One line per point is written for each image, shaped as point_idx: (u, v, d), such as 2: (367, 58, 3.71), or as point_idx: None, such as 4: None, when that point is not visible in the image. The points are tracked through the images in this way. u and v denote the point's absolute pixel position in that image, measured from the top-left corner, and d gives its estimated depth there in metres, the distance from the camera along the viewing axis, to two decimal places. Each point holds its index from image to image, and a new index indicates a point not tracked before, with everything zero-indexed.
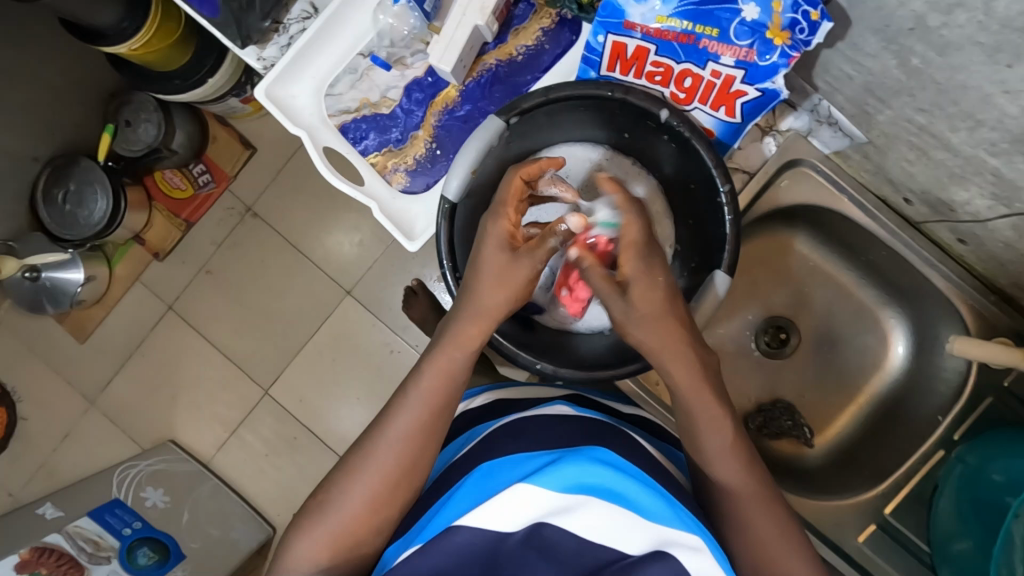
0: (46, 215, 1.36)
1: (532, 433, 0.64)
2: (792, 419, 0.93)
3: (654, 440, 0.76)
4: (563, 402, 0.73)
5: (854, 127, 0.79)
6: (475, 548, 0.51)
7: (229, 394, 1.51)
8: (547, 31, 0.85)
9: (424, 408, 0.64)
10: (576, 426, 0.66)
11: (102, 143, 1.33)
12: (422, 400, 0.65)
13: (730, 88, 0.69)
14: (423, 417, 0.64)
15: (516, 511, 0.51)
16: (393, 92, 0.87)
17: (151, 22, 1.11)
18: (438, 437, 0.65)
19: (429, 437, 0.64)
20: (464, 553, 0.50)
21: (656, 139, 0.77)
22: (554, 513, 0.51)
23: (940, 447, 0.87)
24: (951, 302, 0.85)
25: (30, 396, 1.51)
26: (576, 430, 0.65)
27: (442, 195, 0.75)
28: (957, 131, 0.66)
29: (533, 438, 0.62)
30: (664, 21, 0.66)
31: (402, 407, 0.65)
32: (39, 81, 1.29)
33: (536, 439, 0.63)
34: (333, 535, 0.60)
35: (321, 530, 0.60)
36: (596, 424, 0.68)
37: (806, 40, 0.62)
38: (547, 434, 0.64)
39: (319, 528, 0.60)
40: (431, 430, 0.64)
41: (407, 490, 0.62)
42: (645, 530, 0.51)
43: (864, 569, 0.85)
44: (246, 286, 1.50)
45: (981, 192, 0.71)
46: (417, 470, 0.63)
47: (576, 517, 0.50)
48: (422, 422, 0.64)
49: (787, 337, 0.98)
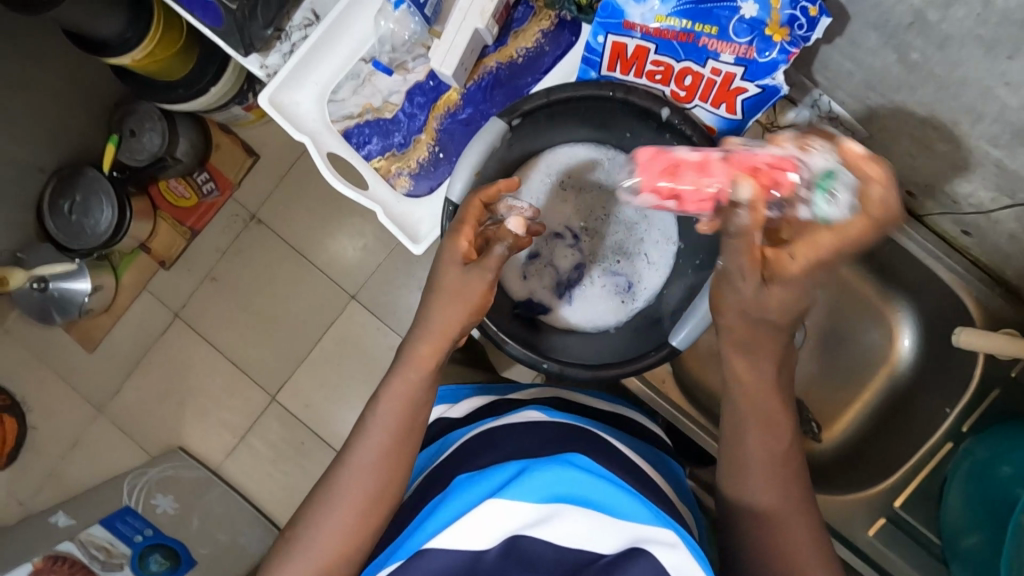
0: (54, 227, 1.37)
1: (505, 442, 0.65)
2: (799, 415, 0.94)
3: (632, 439, 0.78)
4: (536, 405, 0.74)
5: (856, 121, 0.77)
6: (455, 564, 0.53)
7: (235, 400, 1.51)
8: (547, 32, 0.86)
9: (393, 427, 0.66)
10: (545, 430, 0.68)
11: (107, 152, 1.35)
12: (388, 421, 0.67)
13: (730, 85, 0.68)
14: (392, 438, 0.66)
15: (490, 528, 0.54)
16: (395, 97, 0.88)
17: (153, 33, 1.12)
18: (406, 459, 0.67)
19: (398, 457, 0.66)
20: (445, 570, 0.53)
21: (658, 138, 0.77)
22: (530, 524, 0.54)
23: (949, 440, 0.87)
24: (956, 294, 0.85)
25: (40, 406, 1.53)
26: (545, 434, 0.67)
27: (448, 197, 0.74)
28: (959, 125, 0.66)
29: (504, 447, 0.64)
30: (663, 20, 0.67)
31: (375, 420, 0.67)
32: (44, 93, 1.31)
33: (511, 447, 0.65)
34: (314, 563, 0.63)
35: (305, 557, 0.63)
36: (568, 428, 0.69)
37: (805, 35, 0.63)
38: (519, 441, 0.66)
39: (300, 558, 0.63)
40: (400, 447, 0.66)
41: (381, 513, 0.65)
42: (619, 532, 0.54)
43: (877, 563, 0.86)
44: (251, 293, 1.51)
45: (985, 184, 0.71)
46: (390, 490, 0.65)
47: (550, 528, 0.53)
48: (390, 442, 0.66)
49: (792, 334, 0.95)
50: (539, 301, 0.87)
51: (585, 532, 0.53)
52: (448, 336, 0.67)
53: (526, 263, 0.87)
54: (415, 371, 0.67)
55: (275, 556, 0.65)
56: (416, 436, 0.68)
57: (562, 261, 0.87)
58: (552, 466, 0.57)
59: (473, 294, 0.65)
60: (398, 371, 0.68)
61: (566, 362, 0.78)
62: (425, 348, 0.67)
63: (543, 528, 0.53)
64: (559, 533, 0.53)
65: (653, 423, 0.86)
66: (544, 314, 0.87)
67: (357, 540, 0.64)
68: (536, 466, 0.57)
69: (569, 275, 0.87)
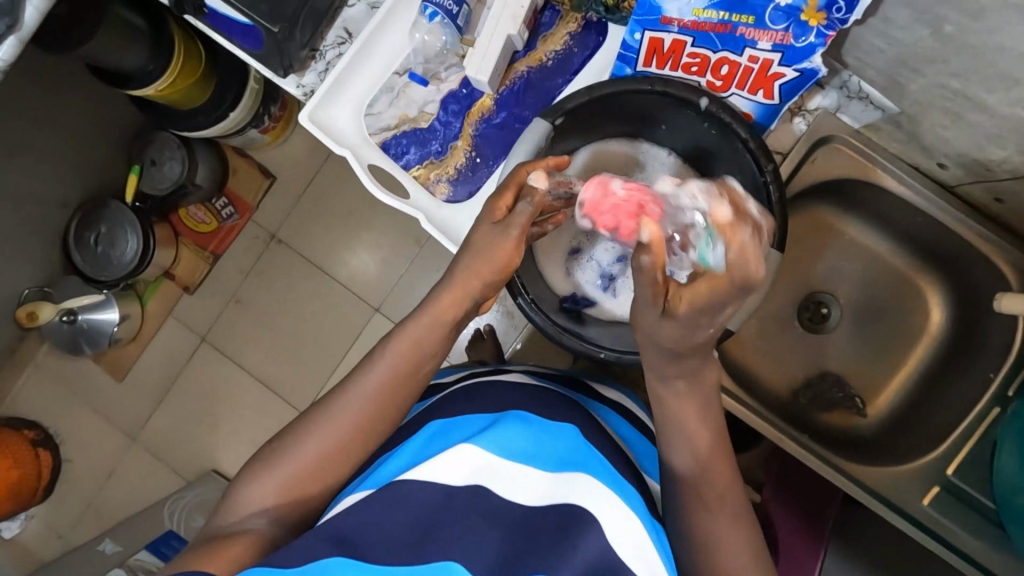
0: (79, 258, 1.40)
1: (487, 399, 0.71)
2: (842, 391, 0.99)
3: (607, 413, 0.80)
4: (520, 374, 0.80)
5: (884, 97, 0.81)
6: (421, 497, 0.57)
7: (265, 420, 1.52)
8: (574, 34, 0.88)
9: (397, 369, 0.68)
10: (525, 393, 0.73)
11: (130, 182, 1.40)
12: (391, 364, 0.68)
13: (768, 71, 0.71)
14: (390, 381, 0.68)
15: (461, 468, 0.59)
16: (430, 106, 0.90)
17: (174, 63, 1.14)
18: (400, 403, 0.68)
19: (390, 400, 0.67)
20: (411, 500, 0.56)
21: (693, 127, 0.80)
22: (497, 472, 0.59)
23: (996, 405, 0.88)
24: (991, 261, 0.87)
25: (73, 438, 1.56)
26: (525, 397, 0.72)
27: None
28: (993, 92, 0.68)
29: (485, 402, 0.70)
30: (700, 13, 0.70)
31: (376, 362, 0.69)
32: (71, 128, 1.34)
33: (490, 404, 0.70)
34: (286, 479, 0.64)
35: (270, 477, 0.64)
36: (550, 395, 0.74)
37: (843, 18, 0.65)
38: (497, 401, 0.71)
39: (273, 473, 0.64)
40: (397, 391, 0.68)
41: (359, 450, 0.66)
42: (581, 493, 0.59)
43: (932, 530, 0.88)
44: (277, 312, 1.53)
45: (1019, 149, 0.73)
46: (375, 431, 0.67)
47: (517, 479, 0.59)
48: (387, 385, 0.67)
49: (828, 311, 1.01)
50: (583, 295, 0.90)
51: (543, 488, 0.59)
52: (468, 295, 0.70)
53: (568, 258, 0.91)
54: (428, 328, 0.69)
55: (243, 471, 0.66)
56: (415, 386, 0.69)
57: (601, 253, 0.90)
58: (524, 428, 0.64)
59: (496, 254, 0.69)
60: (412, 317, 0.70)
61: (619, 350, 0.80)
62: (446, 299, 0.70)
63: (507, 480, 0.59)
64: (522, 484, 0.59)
65: (646, 418, 0.86)
66: (590, 307, 0.89)
67: (330, 468, 0.65)
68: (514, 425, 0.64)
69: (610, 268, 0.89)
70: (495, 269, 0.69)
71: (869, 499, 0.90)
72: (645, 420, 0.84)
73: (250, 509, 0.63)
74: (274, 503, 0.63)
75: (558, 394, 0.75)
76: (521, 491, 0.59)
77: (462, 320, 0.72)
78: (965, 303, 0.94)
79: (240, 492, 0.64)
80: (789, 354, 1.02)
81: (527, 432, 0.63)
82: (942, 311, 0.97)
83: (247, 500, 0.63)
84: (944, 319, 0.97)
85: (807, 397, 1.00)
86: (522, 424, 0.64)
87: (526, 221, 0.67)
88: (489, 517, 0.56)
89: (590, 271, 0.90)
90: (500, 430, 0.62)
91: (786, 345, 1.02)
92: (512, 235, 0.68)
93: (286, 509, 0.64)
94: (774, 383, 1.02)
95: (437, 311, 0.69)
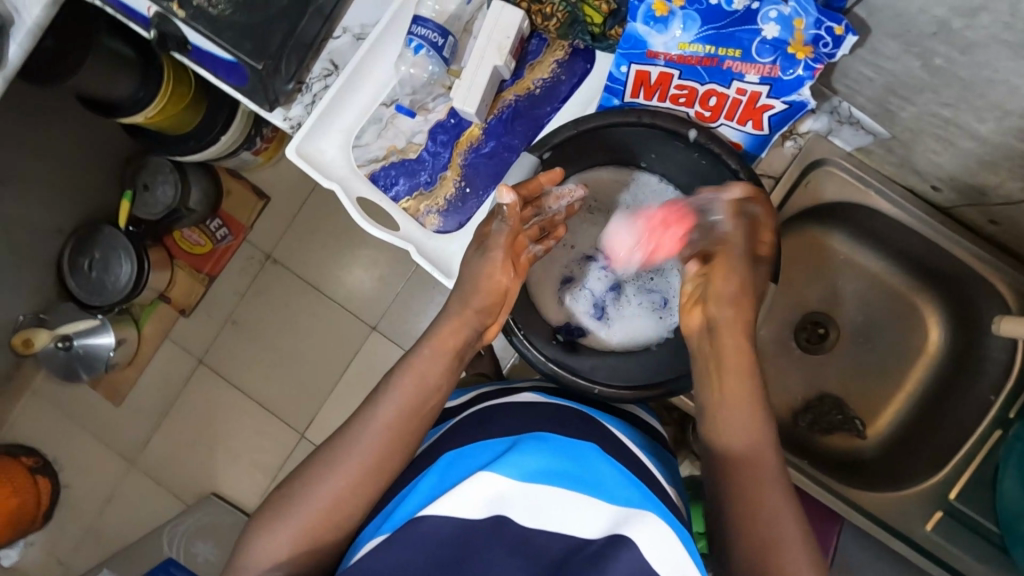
0: (74, 284, 1.40)
1: (499, 420, 0.69)
2: (842, 414, 0.98)
3: (640, 439, 0.75)
4: (535, 392, 0.78)
5: (876, 125, 0.80)
6: (443, 535, 0.54)
7: (263, 441, 1.50)
8: (562, 62, 0.88)
9: (412, 403, 0.68)
10: (541, 412, 0.71)
11: (122, 209, 1.36)
12: (398, 400, 0.67)
13: (756, 103, 0.73)
14: (398, 417, 0.67)
15: (478, 498, 0.56)
16: (418, 137, 0.90)
17: (164, 88, 1.12)
18: (409, 438, 0.67)
19: (399, 436, 0.66)
20: (433, 540, 0.54)
21: (684, 156, 0.80)
22: (520, 496, 0.57)
23: (997, 427, 0.87)
24: (988, 281, 0.86)
25: (71, 463, 1.54)
26: (542, 416, 0.70)
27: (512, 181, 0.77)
28: (985, 122, 0.68)
29: (501, 424, 0.68)
30: (686, 47, 0.71)
31: (384, 398, 0.68)
32: (63, 157, 1.33)
33: (503, 425, 0.68)
34: (295, 526, 0.62)
35: (285, 526, 0.62)
36: (563, 412, 0.72)
37: (830, 52, 0.66)
38: (516, 421, 0.68)
39: (286, 524, 0.62)
40: (406, 424, 0.67)
41: (369, 490, 0.65)
42: (602, 516, 0.57)
43: (936, 557, 0.88)
44: (273, 332, 1.52)
45: (1013, 175, 0.73)
46: (387, 466, 0.65)
47: (543, 506, 0.57)
48: (401, 425, 0.67)
49: (826, 331, 1.01)
50: (576, 324, 0.89)
51: (566, 509, 0.57)
52: (467, 324, 0.71)
53: (561, 286, 0.90)
54: (431, 358, 0.70)
55: (255, 518, 0.64)
56: (423, 420, 0.69)
57: (594, 281, 0.90)
58: (545, 452, 0.61)
59: (491, 282, 0.71)
60: (415, 348, 0.71)
61: (614, 386, 0.80)
62: (446, 330, 0.71)
63: (531, 508, 0.56)
64: (547, 510, 0.57)
65: (654, 422, 0.83)
66: (583, 336, 0.89)
67: (344, 505, 0.63)
68: (531, 450, 0.61)
69: (602, 296, 0.90)
70: (485, 297, 0.71)
71: (873, 527, 0.90)
72: (655, 426, 0.83)
73: (266, 562, 0.61)
74: (292, 552, 0.62)
75: (570, 412, 0.73)
76: (542, 515, 0.56)
77: (465, 350, 0.72)
78: (962, 322, 0.93)
79: (253, 543, 0.63)
80: (789, 372, 1.01)
81: (543, 452, 0.61)
82: (941, 330, 0.96)
83: (262, 555, 0.62)
84: (942, 338, 0.96)
85: (807, 420, 0.99)
86: (539, 446, 0.62)
87: (504, 241, 0.71)
88: (512, 548, 0.54)
89: (584, 303, 0.90)
90: (514, 454, 0.59)
91: (786, 363, 1.01)
92: (494, 257, 0.70)
93: (302, 556, 0.62)
94: (776, 405, 1.00)
95: (439, 342, 0.70)
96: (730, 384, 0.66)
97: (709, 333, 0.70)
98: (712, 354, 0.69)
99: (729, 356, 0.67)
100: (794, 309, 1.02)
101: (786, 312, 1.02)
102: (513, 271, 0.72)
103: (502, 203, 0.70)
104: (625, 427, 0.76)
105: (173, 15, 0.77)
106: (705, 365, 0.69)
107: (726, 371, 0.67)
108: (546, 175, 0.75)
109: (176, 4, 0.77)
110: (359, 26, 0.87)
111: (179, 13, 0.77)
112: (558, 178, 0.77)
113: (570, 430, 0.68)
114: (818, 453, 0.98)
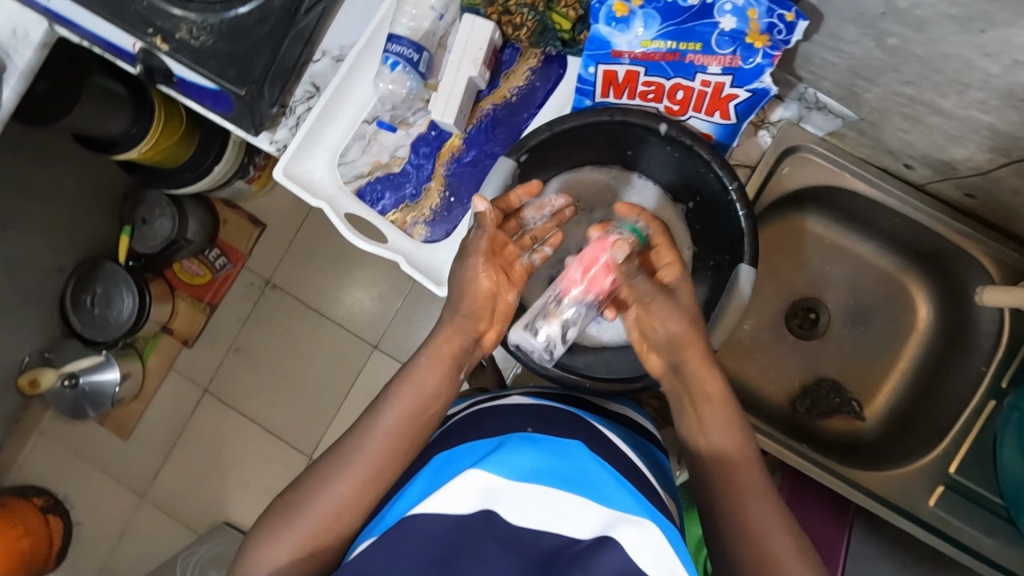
0: (77, 321, 1.41)
1: (490, 423, 0.69)
2: (840, 396, 0.98)
3: (634, 438, 0.75)
4: (524, 394, 0.78)
5: (843, 108, 0.83)
6: (433, 534, 0.54)
7: (271, 467, 1.51)
8: (536, 69, 0.91)
9: (402, 413, 0.69)
10: (532, 412, 0.71)
11: (122, 244, 1.39)
12: (396, 410, 0.69)
13: (721, 93, 0.76)
14: (393, 419, 0.68)
15: (466, 496, 0.56)
16: (401, 151, 0.93)
17: (156, 124, 1.13)
18: (400, 439, 0.68)
19: (397, 442, 0.68)
20: (423, 539, 0.54)
21: (661, 152, 0.83)
22: (509, 497, 0.56)
23: (991, 398, 0.88)
24: (972, 255, 0.88)
25: (84, 501, 1.54)
26: (530, 417, 0.69)
27: (512, 155, 0.79)
28: (947, 97, 0.70)
29: (487, 428, 0.68)
30: (649, 44, 0.75)
31: (385, 407, 0.69)
32: (63, 197, 1.36)
33: (493, 428, 0.68)
34: (292, 527, 0.63)
35: (285, 529, 0.63)
36: (554, 411, 0.72)
37: (785, 39, 0.70)
38: (507, 422, 0.68)
39: (290, 536, 0.63)
40: (398, 422, 0.68)
41: (371, 497, 0.66)
42: (593, 513, 0.56)
43: (942, 532, 0.87)
44: (277, 356, 1.53)
45: (980, 147, 0.75)
46: (387, 472, 0.67)
47: (533, 504, 0.56)
48: (396, 428, 0.68)
49: (818, 316, 1.02)
50: None
51: (558, 509, 0.56)
52: (463, 335, 0.72)
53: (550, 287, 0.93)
54: (427, 364, 0.71)
55: (259, 531, 0.65)
56: (424, 427, 0.70)
57: None
58: (530, 450, 0.61)
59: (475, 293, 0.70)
60: (412, 360, 0.72)
61: (607, 380, 0.81)
62: (440, 340, 0.72)
63: (519, 505, 0.56)
64: (533, 509, 0.56)
65: (649, 424, 0.82)
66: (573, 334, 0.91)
67: (347, 517, 0.65)
68: (519, 448, 0.60)
69: None
70: (472, 302, 0.70)
71: (880, 507, 0.89)
72: (649, 427, 0.81)
73: (268, 568, 0.62)
74: (294, 562, 0.62)
75: (564, 411, 0.72)
76: (530, 514, 0.56)
77: (460, 358, 0.73)
78: (949, 298, 0.94)
79: (253, 550, 0.63)
80: (784, 358, 1.02)
81: (534, 453, 0.61)
82: (930, 308, 0.97)
83: (262, 562, 0.62)
84: (932, 315, 0.97)
85: (806, 405, 0.99)
86: (526, 444, 0.61)
87: (483, 247, 0.70)
88: (503, 545, 0.54)
89: None
90: (503, 453, 0.59)
91: (780, 350, 1.02)
92: (474, 262, 0.70)
93: (305, 564, 0.63)
94: (773, 393, 1.01)
95: (434, 350, 0.72)
96: (705, 410, 0.68)
97: (677, 372, 0.70)
98: (681, 380, 0.70)
99: (707, 384, 0.68)
100: (786, 297, 1.03)
101: (777, 300, 1.03)
102: (501, 274, 0.71)
103: (478, 211, 0.70)
104: (614, 423, 0.76)
105: (158, 49, 0.80)
106: (679, 397, 0.71)
107: (702, 400, 0.68)
108: (523, 188, 0.76)
109: (160, 38, 0.80)
110: (338, 49, 0.90)
111: (163, 46, 0.80)
112: (536, 189, 0.78)
113: (557, 428, 0.67)
114: (817, 435, 0.99)
